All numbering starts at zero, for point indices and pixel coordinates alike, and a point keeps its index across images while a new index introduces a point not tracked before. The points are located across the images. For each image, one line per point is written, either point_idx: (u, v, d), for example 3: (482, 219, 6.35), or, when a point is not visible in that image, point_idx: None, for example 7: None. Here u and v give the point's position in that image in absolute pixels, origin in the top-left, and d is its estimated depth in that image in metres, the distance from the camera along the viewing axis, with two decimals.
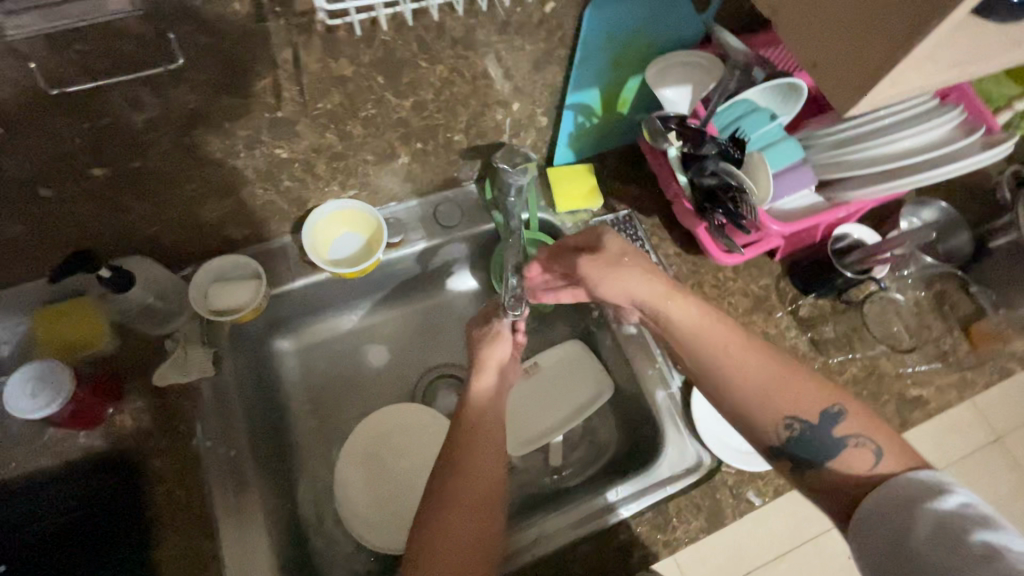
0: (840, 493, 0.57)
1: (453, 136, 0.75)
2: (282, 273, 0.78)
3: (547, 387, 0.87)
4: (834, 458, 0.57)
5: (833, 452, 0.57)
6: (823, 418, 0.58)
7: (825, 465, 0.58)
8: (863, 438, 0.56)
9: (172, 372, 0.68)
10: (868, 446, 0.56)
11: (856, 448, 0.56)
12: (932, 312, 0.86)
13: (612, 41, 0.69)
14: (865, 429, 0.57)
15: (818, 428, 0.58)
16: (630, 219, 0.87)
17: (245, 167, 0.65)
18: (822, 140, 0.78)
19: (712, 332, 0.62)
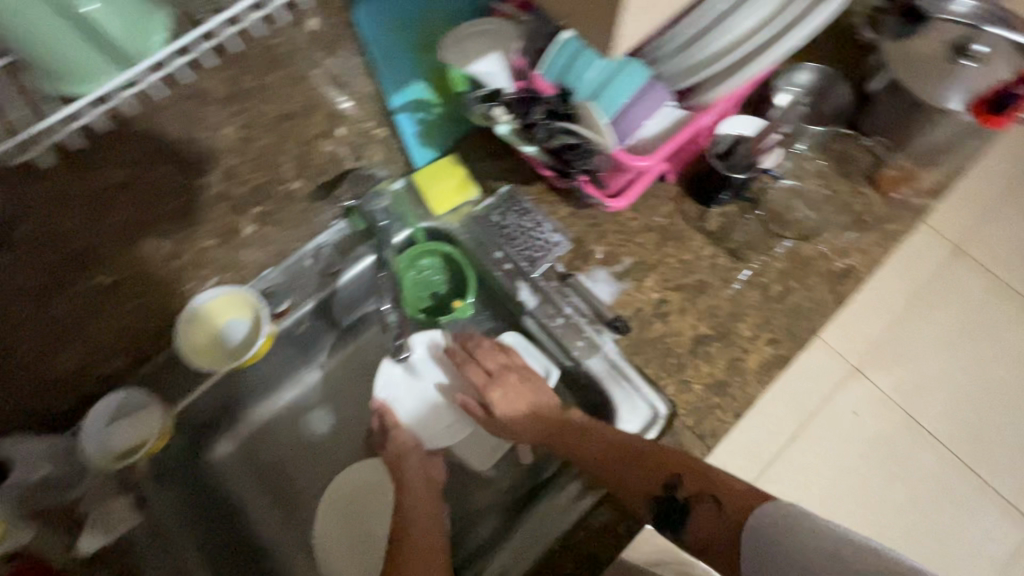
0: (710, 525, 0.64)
1: (291, 185, 0.69)
2: (176, 388, 0.73)
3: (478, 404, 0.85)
4: (692, 518, 0.65)
5: (686, 509, 0.65)
6: (667, 495, 0.65)
7: (692, 521, 0.65)
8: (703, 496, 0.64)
9: (97, 535, 0.66)
10: (709, 501, 0.64)
11: (703, 504, 0.65)
12: (837, 177, 0.84)
13: (403, 28, 0.64)
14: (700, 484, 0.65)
15: (665, 511, 0.65)
16: (512, 195, 0.82)
17: (73, 307, 0.60)
18: (667, 48, 0.71)
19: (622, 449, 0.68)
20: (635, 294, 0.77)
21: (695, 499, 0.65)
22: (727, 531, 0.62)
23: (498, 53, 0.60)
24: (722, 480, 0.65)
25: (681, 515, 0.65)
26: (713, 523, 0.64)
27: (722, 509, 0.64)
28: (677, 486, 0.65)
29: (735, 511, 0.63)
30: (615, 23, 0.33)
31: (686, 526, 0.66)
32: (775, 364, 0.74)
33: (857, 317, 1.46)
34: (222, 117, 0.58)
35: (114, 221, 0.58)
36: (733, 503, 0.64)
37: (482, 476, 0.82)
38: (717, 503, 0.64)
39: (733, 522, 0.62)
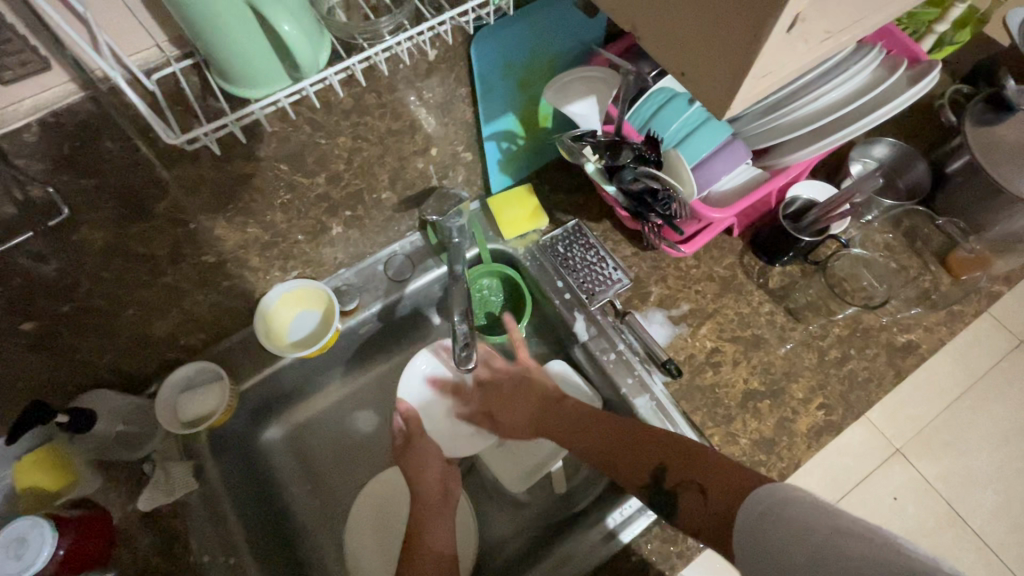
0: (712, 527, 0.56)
1: (381, 195, 0.75)
2: (244, 366, 0.78)
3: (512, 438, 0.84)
4: (678, 503, 0.60)
5: (673, 501, 0.61)
6: (653, 483, 0.63)
7: (682, 509, 0.60)
8: (687, 482, 0.60)
9: (156, 495, 0.68)
10: (697, 486, 0.59)
11: (689, 490, 0.59)
12: (907, 252, 0.85)
13: (510, 67, 0.68)
14: (686, 473, 0.61)
15: (656, 496, 0.62)
16: (579, 229, 0.86)
17: (178, 280, 0.65)
18: (749, 110, 0.75)
19: (595, 427, 0.71)
20: (689, 340, 0.79)
21: (682, 484, 0.60)
22: (711, 520, 0.56)
23: (594, 98, 0.65)
24: (710, 467, 0.59)
25: (669, 502, 0.61)
26: (698, 512, 0.57)
27: (707, 498, 0.57)
28: (663, 475, 0.62)
29: (723, 491, 0.56)
30: (732, 89, 0.37)
31: (677, 510, 0.60)
32: (826, 430, 0.73)
33: (914, 400, 1.28)
34: (338, 124, 0.61)
35: (235, 207, 0.61)
36: (714, 489, 0.57)
37: (514, 498, 0.83)
38: (702, 490, 0.58)
39: (716, 512, 0.55)
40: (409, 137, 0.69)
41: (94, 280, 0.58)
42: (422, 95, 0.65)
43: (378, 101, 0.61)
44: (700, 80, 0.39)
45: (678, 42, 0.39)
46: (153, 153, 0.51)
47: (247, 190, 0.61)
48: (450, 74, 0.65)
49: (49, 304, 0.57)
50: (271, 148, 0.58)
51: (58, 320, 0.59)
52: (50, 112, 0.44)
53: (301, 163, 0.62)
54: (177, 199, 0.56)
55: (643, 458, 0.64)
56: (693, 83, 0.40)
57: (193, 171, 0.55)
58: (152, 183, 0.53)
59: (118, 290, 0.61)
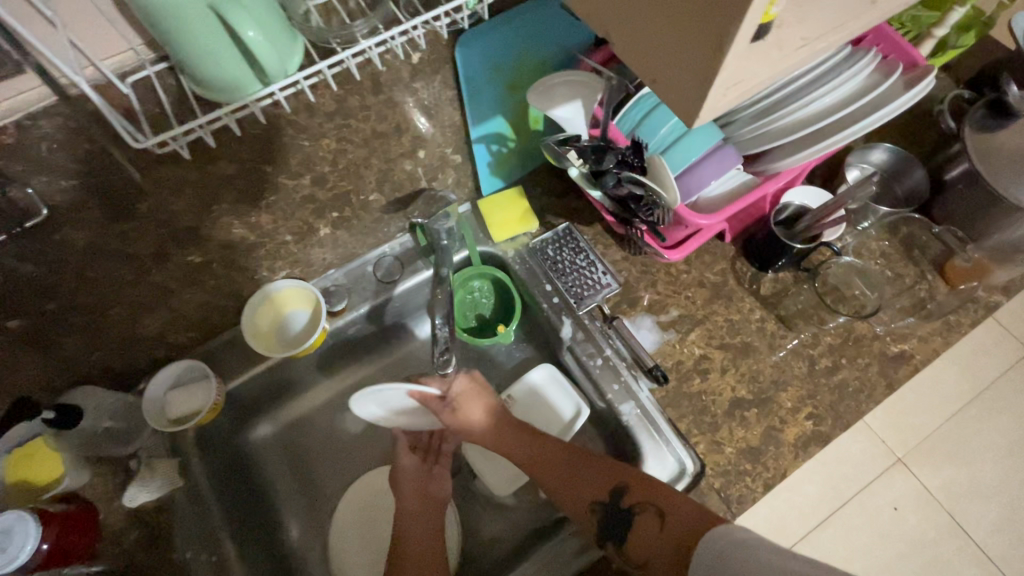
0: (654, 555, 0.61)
1: (368, 197, 0.75)
2: (232, 365, 0.78)
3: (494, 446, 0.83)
4: (632, 524, 0.63)
5: (626, 522, 0.64)
6: (610, 502, 0.65)
7: (632, 534, 0.63)
8: (644, 505, 0.63)
9: (141, 492, 0.68)
10: (653, 511, 0.62)
11: (643, 515, 0.63)
12: (903, 261, 0.84)
13: (497, 69, 0.68)
14: (644, 496, 0.64)
15: (609, 516, 0.65)
16: (570, 232, 0.85)
17: (164, 279, 0.66)
18: (741, 115, 0.74)
19: (546, 447, 0.71)
20: (677, 346, 0.78)
21: (638, 507, 0.63)
22: (665, 544, 0.60)
23: (580, 102, 0.64)
24: (668, 494, 0.63)
25: (624, 524, 0.64)
26: (652, 537, 0.62)
27: (665, 523, 0.61)
28: (624, 493, 0.65)
29: (686, 517, 0.60)
30: (700, 98, 0.37)
31: (626, 534, 0.64)
32: (814, 440, 0.72)
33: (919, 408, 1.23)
34: (321, 127, 0.61)
35: (218, 207, 0.62)
36: (674, 516, 0.61)
37: (500, 502, 0.83)
38: (660, 514, 0.62)
39: (672, 537, 0.60)
40: (395, 139, 0.69)
41: (78, 279, 0.59)
42: (406, 98, 0.65)
43: (361, 103, 0.62)
44: (670, 86, 0.39)
45: (650, 47, 0.39)
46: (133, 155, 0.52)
47: (231, 191, 0.61)
48: (435, 77, 0.65)
49: (33, 303, 0.58)
50: (254, 150, 0.59)
51: (42, 319, 0.59)
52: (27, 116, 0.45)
53: (285, 165, 0.63)
54: (160, 200, 0.57)
55: (601, 480, 0.66)
56: (663, 88, 0.40)
57: (175, 172, 0.55)
58: (134, 184, 0.54)
59: (103, 289, 0.62)
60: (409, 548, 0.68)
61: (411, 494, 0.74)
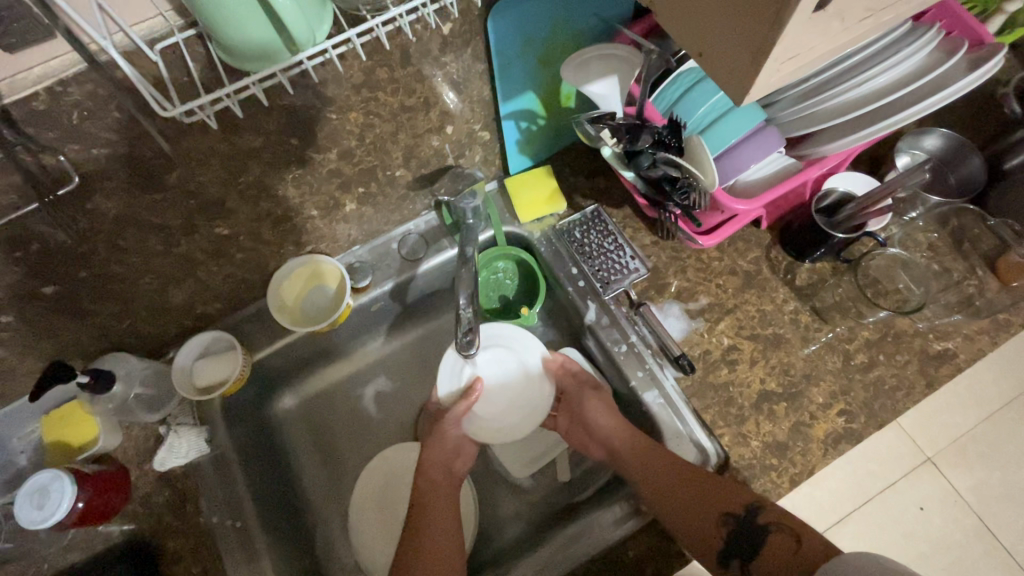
0: None
1: (395, 172, 0.73)
2: (258, 337, 0.79)
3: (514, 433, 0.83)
4: (763, 544, 0.59)
5: (759, 540, 0.60)
6: (742, 517, 0.61)
7: (762, 554, 0.59)
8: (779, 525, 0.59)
9: (170, 456, 0.71)
10: (789, 533, 0.59)
11: (779, 532, 0.59)
12: (951, 253, 0.79)
13: (529, 41, 0.66)
14: (777, 516, 0.60)
15: (738, 534, 0.61)
16: (598, 214, 0.83)
17: (193, 251, 0.66)
18: (786, 94, 0.70)
19: (658, 458, 0.67)
20: (705, 335, 0.76)
21: (774, 526, 0.60)
22: (793, 564, 0.56)
23: (616, 77, 0.61)
24: (809, 525, 0.59)
25: (755, 541, 0.60)
26: (783, 557, 0.57)
27: (801, 547, 0.57)
28: (756, 512, 0.61)
29: (820, 546, 0.56)
30: (751, 73, 0.34)
31: (755, 552, 0.60)
32: (845, 438, 0.70)
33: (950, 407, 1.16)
34: (348, 99, 0.60)
35: (245, 179, 0.62)
36: (808, 546, 0.56)
37: (517, 483, 0.83)
38: (796, 537, 0.58)
39: (807, 561, 0.55)
40: (423, 114, 0.67)
41: (109, 247, 0.59)
42: (436, 70, 0.63)
43: (390, 76, 0.60)
44: (720, 60, 0.36)
45: (699, 18, 0.36)
46: (162, 125, 0.52)
47: (258, 164, 0.61)
48: (466, 48, 0.63)
49: (68, 270, 0.59)
50: (282, 122, 0.58)
51: (76, 286, 0.61)
52: (58, 82, 0.45)
53: (312, 138, 0.62)
54: (187, 170, 0.57)
55: (730, 496, 0.63)
56: (711, 63, 0.37)
57: (203, 143, 0.55)
58: (163, 155, 0.54)
59: (133, 259, 0.62)
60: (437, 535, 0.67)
61: (432, 467, 0.73)
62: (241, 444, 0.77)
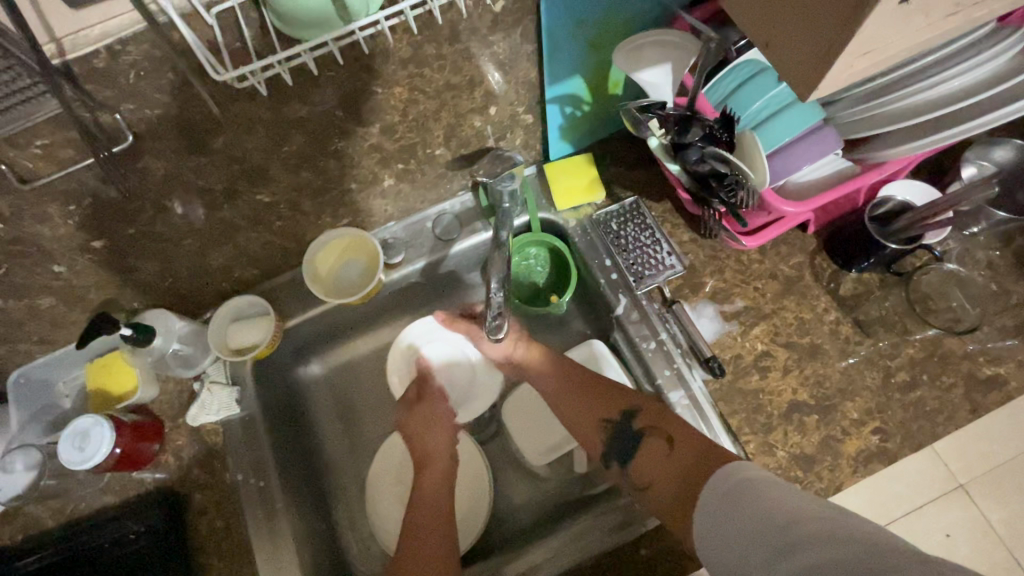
0: (652, 482, 0.64)
1: (435, 150, 0.73)
2: (291, 306, 0.81)
3: (526, 421, 0.82)
4: (639, 448, 0.67)
5: (636, 443, 0.68)
6: (620, 422, 0.70)
7: (637, 458, 0.67)
8: (653, 431, 0.67)
9: (203, 412, 0.73)
10: (660, 438, 0.66)
11: (652, 440, 0.67)
12: (1012, 274, 0.75)
13: (581, 24, 0.64)
14: (654, 423, 0.68)
15: (622, 438, 0.70)
16: (637, 207, 0.81)
17: (234, 217, 0.68)
18: (849, 93, 0.65)
19: (563, 376, 0.76)
20: (738, 339, 0.73)
21: (648, 430, 0.68)
22: (665, 465, 0.63)
23: (670, 65, 0.59)
24: (679, 428, 0.66)
25: (633, 446, 0.68)
26: (657, 459, 0.65)
27: (672, 450, 0.64)
28: (635, 418, 0.69)
29: (689, 447, 0.62)
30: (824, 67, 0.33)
31: (632, 455, 0.68)
32: (877, 457, 0.67)
33: (989, 434, 0.93)
34: (395, 74, 0.59)
35: (288, 149, 0.62)
36: (680, 441, 0.64)
37: (533, 471, 0.83)
38: (668, 443, 0.65)
39: (676, 459, 0.62)
40: (467, 93, 0.66)
41: (157, 207, 0.61)
42: (484, 48, 0.62)
43: (437, 52, 0.59)
44: (797, 49, 0.35)
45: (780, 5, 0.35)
46: (214, 91, 0.52)
47: (302, 134, 0.61)
48: (517, 28, 0.61)
49: (117, 227, 0.61)
50: (327, 92, 0.58)
51: (124, 242, 0.63)
52: (117, 40, 0.46)
53: (355, 111, 0.62)
54: (233, 135, 0.58)
55: (619, 406, 0.71)
56: (786, 55, 0.36)
57: (250, 110, 0.56)
58: (211, 120, 0.55)
59: (178, 221, 0.64)
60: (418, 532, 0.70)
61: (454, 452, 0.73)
62: (270, 407, 0.79)
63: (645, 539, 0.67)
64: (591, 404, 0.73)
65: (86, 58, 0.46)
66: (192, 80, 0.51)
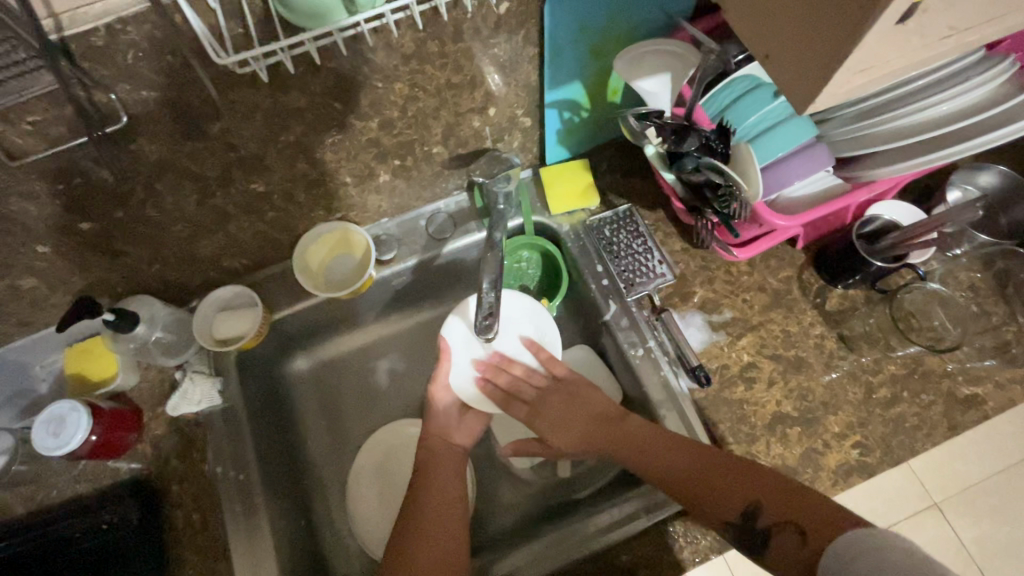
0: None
1: (432, 149, 0.73)
2: (279, 298, 0.80)
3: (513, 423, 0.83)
4: (771, 545, 0.56)
5: (767, 539, 0.56)
6: (744, 517, 0.58)
7: (769, 550, 0.56)
8: (785, 519, 0.56)
9: (183, 404, 0.71)
10: (793, 527, 0.55)
11: (784, 529, 0.55)
12: (992, 295, 0.77)
13: (582, 31, 0.65)
14: (785, 511, 0.56)
15: (744, 530, 0.58)
16: (630, 215, 0.81)
17: (227, 205, 0.67)
18: (840, 113, 0.67)
19: (656, 440, 0.66)
20: (725, 349, 0.74)
21: (778, 519, 0.56)
22: (805, 564, 0.52)
23: (669, 75, 0.60)
24: (821, 514, 0.55)
25: (761, 539, 0.57)
26: (792, 554, 0.54)
27: (806, 543, 0.53)
28: (758, 507, 0.58)
29: (823, 534, 0.53)
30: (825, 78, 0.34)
31: (761, 546, 0.56)
32: (857, 471, 0.68)
33: (965, 454, 0.92)
34: (396, 69, 0.59)
35: (286, 139, 0.62)
36: (814, 531, 0.53)
37: (517, 474, 0.83)
38: (802, 530, 0.54)
39: (813, 558, 0.52)
40: (468, 93, 0.67)
41: (148, 191, 0.60)
42: (486, 50, 0.62)
43: (440, 50, 0.60)
44: (799, 61, 0.36)
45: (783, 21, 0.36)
46: (214, 75, 0.52)
47: (299, 124, 0.61)
48: (519, 31, 0.62)
49: (105, 208, 0.60)
50: (327, 83, 0.58)
51: (112, 225, 0.62)
52: (119, 18, 0.46)
53: (355, 104, 0.61)
54: (231, 121, 0.57)
55: (736, 486, 0.60)
56: (786, 68, 0.37)
57: (249, 97, 0.55)
58: (208, 105, 0.54)
59: (169, 206, 0.63)
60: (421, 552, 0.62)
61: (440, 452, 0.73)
62: (254, 399, 0.78)
63: (627, 544, 0.68)
64: (695, 475, 0.62)
65: (85, 34, 0.46)
66: (191, 62, 0.50)
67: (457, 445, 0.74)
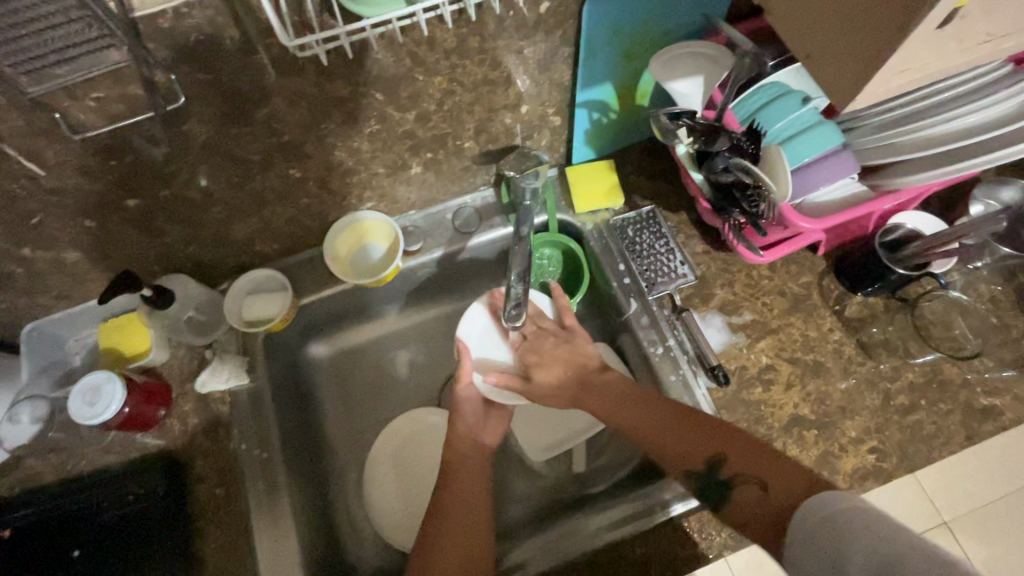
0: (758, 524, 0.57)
1: (463, 143, 0.75)
2: (307, 284, 0.82)
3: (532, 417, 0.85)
4: (733, 497, 0.61)
5: (731, 493, 0.61)
6: (709, 474, 0.63)
7: (735, 501, 0.60)
8: (749, 475, 0.60)
9: (215, 380, 0.73)
10: (755, 480, 0.59)
11: (747, 483, 0.60)
12: (1014, 310, 0.77)
13: (618, 33, 0.66)
14: (751, 467, 0.60)
15: (709, 484, 0.63)
16: (654, 216, 0.83)
17: (265, 189, 0.69)
18: (867, 122, 0.68)
19: (636, 405, 0.71)
20: (744, 351, 0.75)
21: (741, 476, 0.60)
22: (765, 513, 0.56)
23: (701, 78, 0.62)
24: (780, 471, 0.59)
25: (725, 491, 0.62)
26: (753, 507, 0.58)
27: (768, 494, 0.57)
28: (722, 466, 0.62)
29: (785, 489, 0.56)
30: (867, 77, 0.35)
31: (728, 498, 0.61)
32: (873, 476, 0.69)
33: None
34: (437, 63, 0.61)
35: (327, 127, 0.64)
36: (776, 486, 0.57)
37: (532, 468, 0.84)
38: (763, 485, 0.58)
39: (774, 507, 0.56)
40: (503, 89, 0.68)
41: (193, 171, 0.63)
42: (524, 48, 0.64)
43: (480, 46, 0.62)
44: (843, 63, 0.37)
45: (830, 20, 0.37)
46: (266, 62, 0.54)
47: (340, 113, 0.63)
48: (557, 31, 0.64)
49: (151, 187, 0.62)
50: (371, 74, 0.60)
51: (155, 203, 0.64)
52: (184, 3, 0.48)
53: (394, 96, 0.63)
54: (277, 107, 0.59)
55: (704, 446, 0.64)
56: (830, 70, 0.38)
57: (296, 85, 0.58)
58: (258, 90, 0.57)
59: (210, 187, 0.66)
60: (442, 542, 0.65)
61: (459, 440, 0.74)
62: (279, 381, 0.80)
63: (640, 537, 0.68)
64: (666, 436, 0.67)
65: (153, 16, 0.49)
66: (246, 48, 0.53)
67: (476, 435, 0.75)
